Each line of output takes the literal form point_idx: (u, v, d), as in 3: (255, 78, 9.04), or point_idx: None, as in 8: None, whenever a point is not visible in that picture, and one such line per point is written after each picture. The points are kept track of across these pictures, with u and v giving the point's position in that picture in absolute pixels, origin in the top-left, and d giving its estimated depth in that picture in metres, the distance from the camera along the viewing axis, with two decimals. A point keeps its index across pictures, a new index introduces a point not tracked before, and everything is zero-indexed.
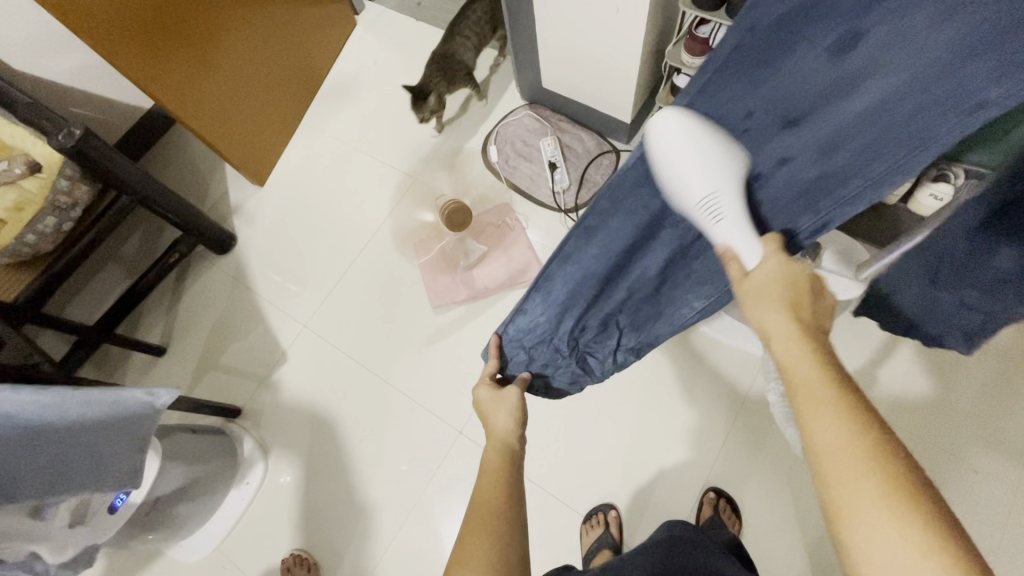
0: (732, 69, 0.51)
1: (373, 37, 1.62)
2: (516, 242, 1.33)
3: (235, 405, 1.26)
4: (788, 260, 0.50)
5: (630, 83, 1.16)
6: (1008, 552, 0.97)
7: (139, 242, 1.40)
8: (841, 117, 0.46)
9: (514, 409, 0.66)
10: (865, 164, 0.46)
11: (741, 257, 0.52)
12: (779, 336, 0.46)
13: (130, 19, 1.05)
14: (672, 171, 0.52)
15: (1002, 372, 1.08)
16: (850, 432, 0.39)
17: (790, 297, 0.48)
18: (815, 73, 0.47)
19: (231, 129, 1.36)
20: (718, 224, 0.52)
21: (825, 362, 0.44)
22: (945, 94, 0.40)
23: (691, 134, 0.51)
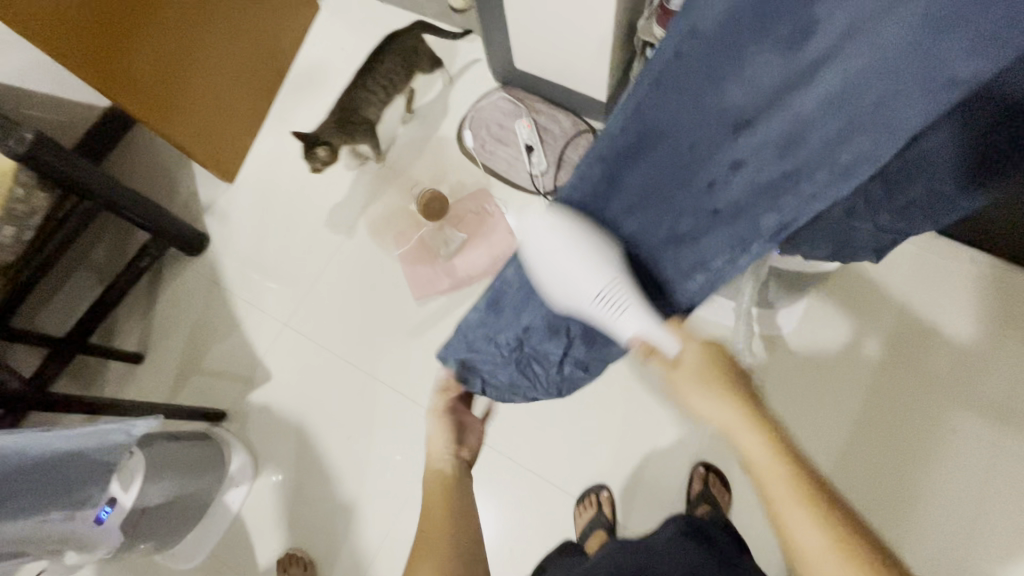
0: (669, 85, 0.50)
1: (338, 21, 1.57)
2: (497, 228, 1.31)
3: (219, 409, 1.25)
4: (703, 341, 0.58)
5: (604, 60, 1.13)
6: (985, 506, 1.01)
7: (107, 247, 1.35)
8: (803, 110, 0.47)
9: (450, 447, 0.69)
10: (828, 156, 0.48)
11: (662, 347, 0.56)
12: (735, 426, 0.54)
13: (80, 16, 1.01)
14: (562, 274, 0.54)
15: (977, 333, 1.10)
16: (818, 520, 0.49)
17: (726, 379, 0.56)
18: (768, 69, 0.46)
19: (197, 127, 1.32)
20: (623, 314, 0.55)
21: (776, 441, 0.53)
22: (917, 70, 0.42)
23: (563, 236, 0.54)
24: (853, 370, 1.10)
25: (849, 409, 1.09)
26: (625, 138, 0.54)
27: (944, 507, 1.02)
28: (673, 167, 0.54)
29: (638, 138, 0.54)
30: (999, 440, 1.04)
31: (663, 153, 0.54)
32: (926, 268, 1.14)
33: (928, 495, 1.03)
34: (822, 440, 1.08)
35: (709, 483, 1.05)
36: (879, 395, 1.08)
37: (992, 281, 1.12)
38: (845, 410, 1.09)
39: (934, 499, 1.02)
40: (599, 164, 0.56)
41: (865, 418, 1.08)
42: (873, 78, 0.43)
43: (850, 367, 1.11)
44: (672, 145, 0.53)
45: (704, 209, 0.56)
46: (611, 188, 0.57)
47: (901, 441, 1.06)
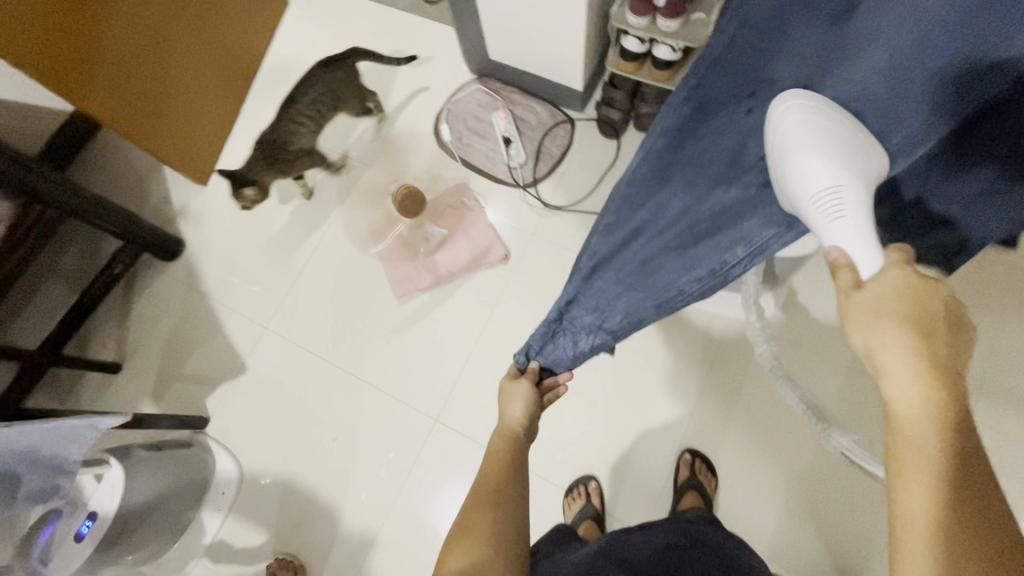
0: (721, 67, 0.66)
1: (308, 17, 1.54)
2: (477, 222, 1.30)
3: (201, 417, 1.23)
4: (915, 279, 0.46)
5: (578, 50, 1.12)
6: None
7: (78, 256, 1.32)
8: (860, 84, 0.56)
9: (529, 401, 0.70)
10: (882, 133, 0.54)
11: (854, 265, 0.50)
12: (895, 364, 0.43)
13: (40, 21, 0.97)
14: (799, 164, 0.55)
15: None
16: (954, 508, 0.38)
17: (920, 320, 0.44)
18: (818, 45, 0.59)
19: (166, 130, 1.29)
20: (836, 221, 0.52)
21: (946, 409, 0.41)
22: (954, 44, 0.51)
23: (818, 123, 0.54)
24: (834, 351, 1.11)
25: (831, 390, 1.10)
26: (686, 108, 0.67)
27: None
28: (741, 137, 0.63)
29: (695, 110, 0.67)
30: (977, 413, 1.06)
31: (724, 121, 0.65)
32: None
33: None
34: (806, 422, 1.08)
35: (695, 470, 1.06)
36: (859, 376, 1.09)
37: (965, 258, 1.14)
38: (827, 391, 1.10)
39: None
40: (660, 139, 0.69)
41: (847, 398, 1.09)
42: (916, 55, 0.52)
43: (831, 349, 1.12)
44: (733, 115, 0.64)
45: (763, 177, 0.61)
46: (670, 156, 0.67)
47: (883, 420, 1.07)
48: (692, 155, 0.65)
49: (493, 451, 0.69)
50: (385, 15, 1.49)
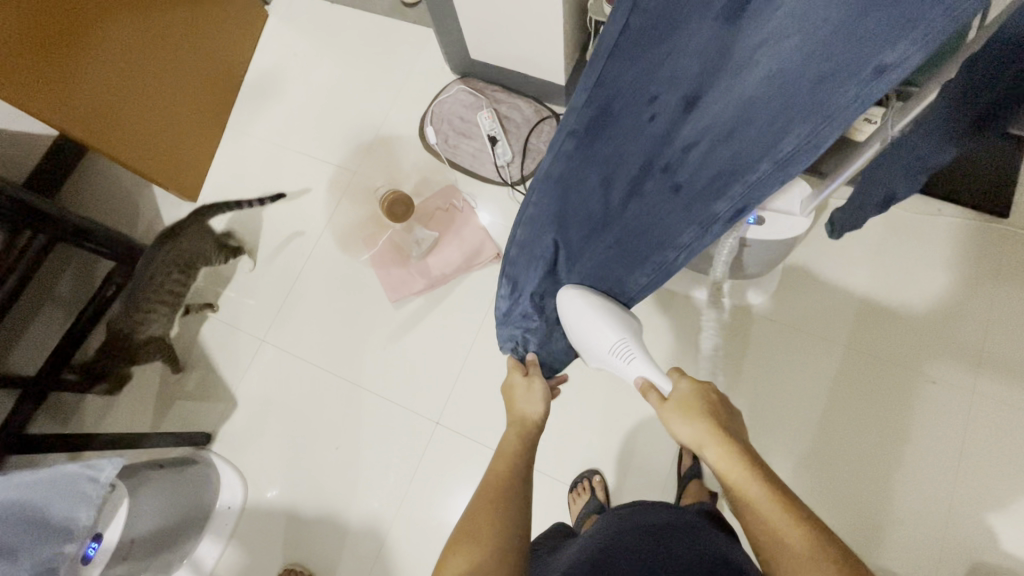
0: (624, 51, 0.51)
1: (289, 28, 1.53)
2: (467, 222, 1.30)
3: (203, 433, 1.23)
4: (698, 384, 0.59)
5: (559, 45, 1.12)
6: (968, 451, 1.02)
7: (73, 280, 1.33)
8: (743, 98, 0.50)
9: (543, 400, 0.71)
10: (774, 143, 0.50)
11: (656, 387, 0.62)
12: (706, 444, 0.54)
13: (19, 51, 0.97)
14: (584, 327, 0.68)
15: (951, 281, 1.11)
16: (790, 518, 0.46)
17: (707, 411, 0.56)
18: (713, 45, 0.49)
19: (156, 149, 1.29)
20: (632, 361, 0.66)
21: (749, 460, 0.51)
22: (842, 55, 0.43)
23: (585, 301, 0.69)
24: (831, 330, 1.11)
25: (830, 369, 1.09)
26: (591, 109, 0.55)
27: (932, 460, 1.03)
28: (642, 144, 0.58)
29: (598, 114, 0.56)
30: (978, 384, 1.05)
31: (627, 129, 0.57)
32: (893, 223, 1.15)
33: (916, 447, 1.04)
34: (807, 404, 1.08)
35: (699, 457, 1.06)
36: (857, 354, 1.09)
37: (959, 231, 1.13)
38: (826, 370, 1.09)
39: (920, 451, 1.04)
40: (570, 138, 0.57)
41: (846, 375, 1.09)
42: (810, 62, 0.45)
43: (827, 326, 1.12)
44: (633, 122, 0.57)
45: (669, 182, 0.60)
46: (584, 160, 0.60)
47: (882, 396, 1.07)
48: (598, 161, 0.60)
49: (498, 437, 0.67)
50: (364, 20, 1.49)
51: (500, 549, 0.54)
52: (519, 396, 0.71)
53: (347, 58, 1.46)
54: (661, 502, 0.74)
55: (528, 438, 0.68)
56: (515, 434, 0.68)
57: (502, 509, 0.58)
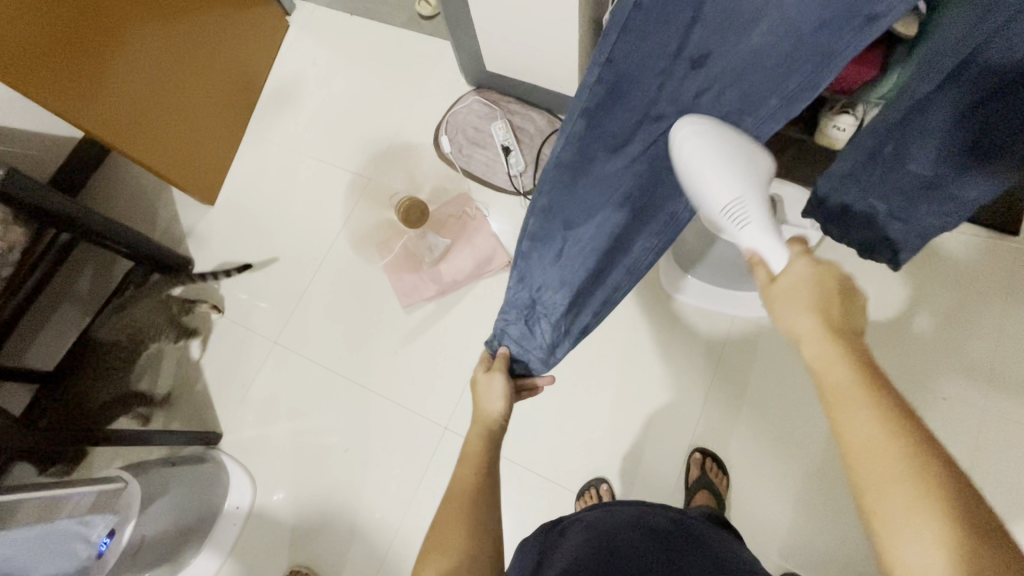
0: (634, 28, 0.50)
1: (309, 37, 1.57)
2: (479, 230, 1.31)
3: (214, 432, 1.25)
4: (822, 264, 0.48)
5: (575, 59, 1.14)
6: (978, 469, 1.02)
7: (91, 279, 1.37)
8: (751, 47, 0.52)
9: (502, 395, 0.69)
10: (779, 83, 0.54)
11: (768, 261, 0.53)
12: (811, 337, 0.45)
13: (59, 60, 1.03)
14: (703, 175, 0.56)
15: (960, 298, 1.11)
16: (894, 432, 0.38)
17: (822, 299, 0.47)
18: (724, 8, 0.50)
19: (181, 153, 1.33)
20: (745, 227, 0.56)
21: (861, 366, 0.42)
22: (839, 9, 0.47)
23: (720, 137, 0.56)
24: None
25: None
26: (603, 87, 0.54)
27: None
28: (648, 109, 0.57)
29: (610, 92, 0.54)
30: (989, 403, 1.05)
31: (639, 97, 0.56)
32: None
33: None
34: (815, 419, 1.08)
35: (706, 469, 1.06)
36: None
37: (971, 249, 1.13)
38: None
39: None
40: (581, 119, 0.56)
41: None
42: (811, 12, 0.48)
43: None
44: (643, 91, 0.56)
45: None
46: (597, 139, 0.58)
47: None
48: (608, 137, 0.58)
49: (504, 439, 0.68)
50: (383, 32, 1.52)
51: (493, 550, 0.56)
52: (481, 392, 0.71)
53: (365, 68, 1.49)
54: (667, 504, 0.75)
55: (493, 435, 0.67)
56: (480, 433, 0.66)
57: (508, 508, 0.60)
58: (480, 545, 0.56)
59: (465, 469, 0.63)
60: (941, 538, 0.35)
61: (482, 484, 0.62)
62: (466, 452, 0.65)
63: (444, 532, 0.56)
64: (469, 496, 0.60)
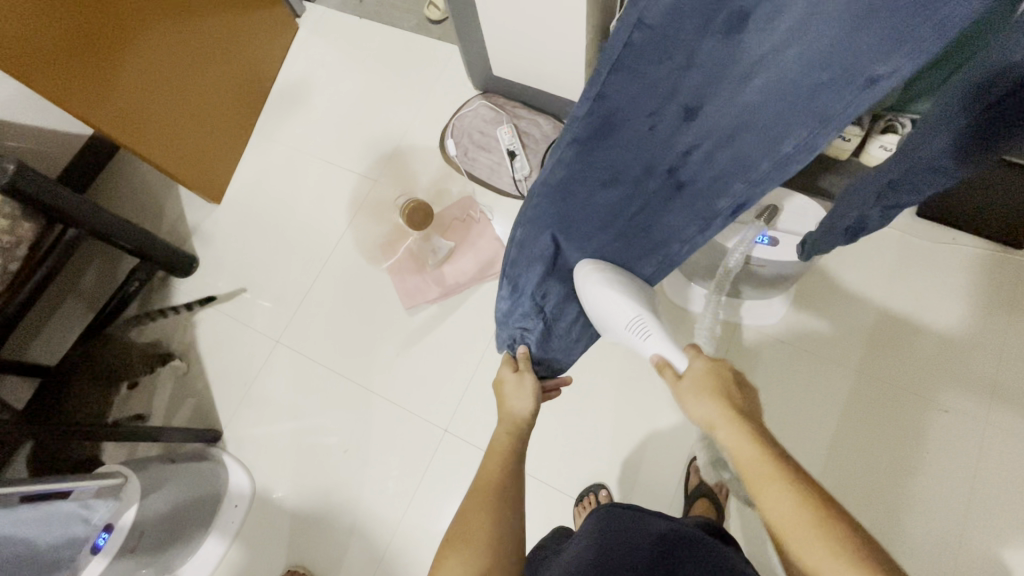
0: (626, 66, 0.50)
1: (319, 39, 1.58)
2: (483, 234, 1.32)
3: (215, 429, 1.25)
4: (712, 363, 0.58)
5: (582, 64, 1.15)
6: (979, 483, 1.01)
7: (96, 275, 1.38)
8: (746, 102, 0.51)
9: (532, 395, 0.71)
10: (772, 145, 0.53)
11: (672, 362, 0.62)
12: (722, 424, 0.52)
13: (74, 59, 1.04)
14: (600, 308, 0.67)
15: (964, 310, 1.11)
16: (797, 501, 0.45)
17: (720, 389, 0.55)
18: (716, 56, 0.47)
19: (188, 153, 1.34)
20: (648, 338, 0.65)
21: (764, 441, 0.49)
22: (839, 71, 0.44)
23: (605, 280, 0.68)
24: (842, 353, 1.11)
25: (840, 393, 1.09)
26: (592, 121, 0.54)
27: (943, 491, 1.02)
28: (640, 149, 0.58)
29: (601, 126, 0.54)
30: (991, 415, 1.04)
31: (627, 138, 0.56)
32: (906, 250, 1.16)
33: (925, 478, 1.03)
34: (815, 427, 1.08)
35: (706, 476, 1.05)
36: (869, 382, 1.09)
37: (974, 261, 1.13)
38: (836, 395, 1.09)
39: (930, 482, 1.02)
40: (570, 147, 0.56)
41: (858, 400, 1.08)
42: (809, 72, 0.45)
43: (837, 350, 1.12)
44: (634, 130, 0.56)
45: (672, 180, 0.61)
46: (583, 172, 0.59)
47: (892, 424, 1.06)
48: (598, 172, 0.60)
49: (502, 442, 0.68)
50: (391, 35, 1.53)
51: (486, 552, 0.56)
52: (508, 394, 0.71)
53: (373, 70, 1.51)
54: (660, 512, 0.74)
55: (519, 434, 0.69)
56: (509, 431, 0.68)
57: (506, 510, 0.60)
58: (501, 545, 0.57)
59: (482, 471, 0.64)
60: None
61: (479, 486, 0.62)
62: (492, 448, 0.67)
63: (454, 532, 0.57)
64: (490, 492, 0.61)
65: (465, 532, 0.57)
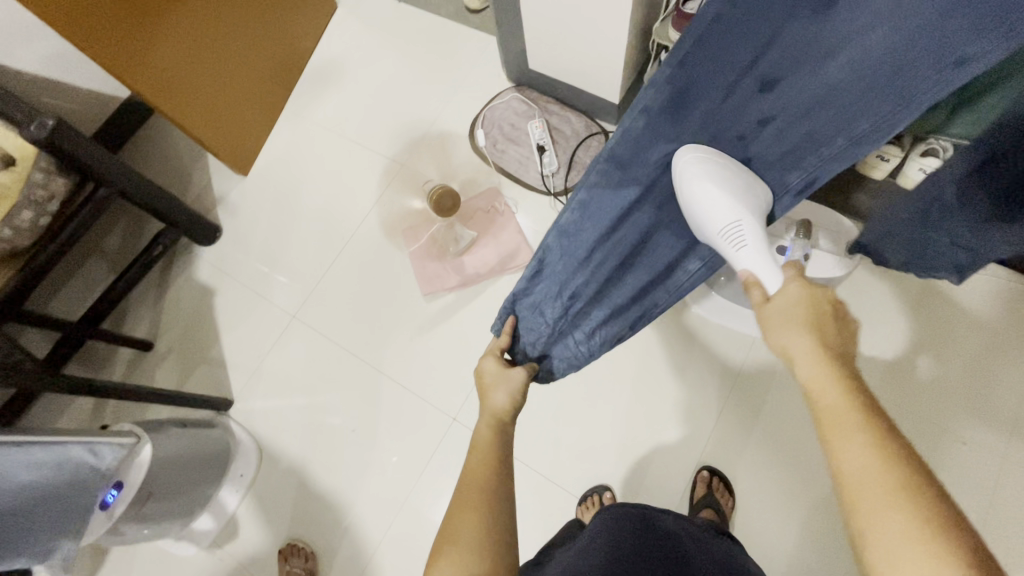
0: (710, 39, 0.69)
1: (356, 20, 1.58)
2: (507, 226, 1.32)
3: (226, 398, 1.26)
4: (810, 286, 0.55)
5: (620, 64, 1.14)
6: (990, 518, 1.00)
7: (121, 236, 1.39)
8: (827, 79, 0.64)
9: (515, 389, 0.67)
10: (850, 123, 0.62)
11: (764, 282, 0.59)
12: (805, 357, 0.50)
13: (115, 17, 1.05)
14: (704, 201, 0.67)
15: (989, 343, 1.09)
16: (876, 457, 0.42)
17: (816, 325, 0.52)
18: (802, 36, 0.64)
19: (219, 122, 1.35)
20: (742, 249, 0.64)
21: (851, 388, 0.47)
22: (927, 50, 0.55)
23: (716, 178, 0.67)
24: (863, 379, 1.10)
25: None
26: (669, 87, 0.71)
27: None
28: (713, 122, 0.71)
29: (676, 94, 0.71)
30: (1010, 452, 1.02)
31: (703, 104, 0.71)
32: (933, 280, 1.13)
33: None
34: None
35: (713, 488, 1.05)
36: (884, 410, 1.08)
37: (1003, 293, 1.11)
38: None
39: None
40: (655, 104, 0.72)
41: None
42: (891, 53, 0.58)
43: (860, 378, 1.10)
44: (710, 102, 0.71)
45: (741, 152, 0.71)
46: (663, 125, 0.73)
47: None
48: (667, 139, 0.73)
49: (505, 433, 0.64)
50: (429, 21, 1.53)
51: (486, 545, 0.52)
52: (490, 387, 0.68)
53: (409, 55, 1.50)
54: (675, 512, 0.76)
55: (502, 428, 0.64)
56: (490, 424, 0.64)
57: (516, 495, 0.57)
58: (496, 542, 0.53)
59: (474, 461, 0.60)
60: (933, 538, 0.37)
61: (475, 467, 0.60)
62: (476, 446, 0.62)
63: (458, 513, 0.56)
64: (483, 487, 0.57)
65: (454, 531, 0.53)
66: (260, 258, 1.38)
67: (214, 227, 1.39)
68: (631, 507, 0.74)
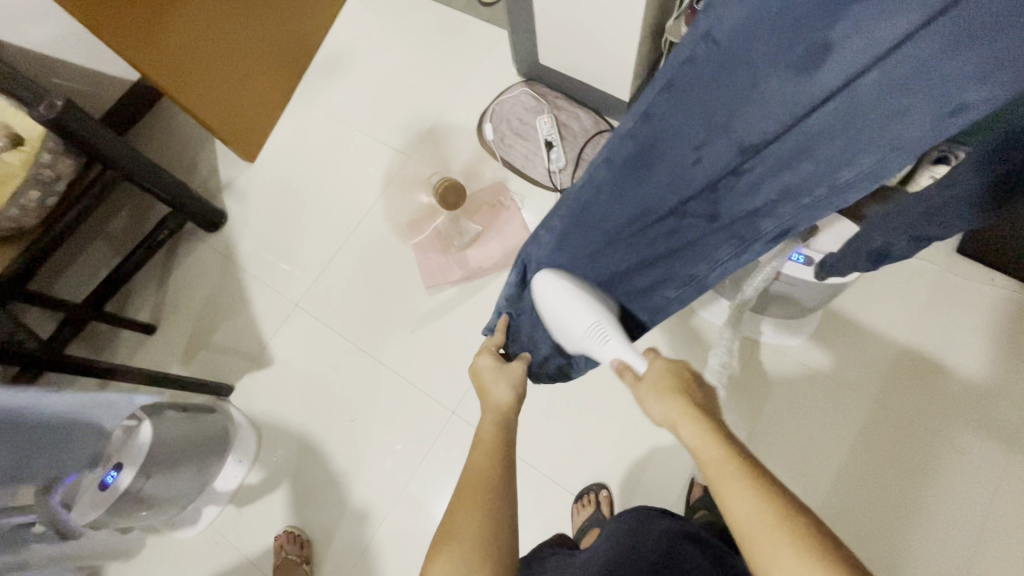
0: (682, 84, 0.50)
1: (367, 9, 1.57)
2: (512, 222, 1.31)
3: (227, 384, 1.26)
4: (672, 363, 0.58)
5: (631, 62, 1.13)
6: (987, 530, 0.99)
7: (127, 219, 1.39)
8: (807, 134, 0.46)
9: (514, 383, 0.68)
10: (830, 171, 0.47)
11: (632, 366, 0.63)
12: (683, 420, 0.51)
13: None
14: (563, 310, 0.67)
15: (993, 355, 1.08)
16: (759, 504, 0.43)
17: (682, 389, 0.54)
18: (783, 89, 0.45)
19: (226, 108, 1.34)
20: (607, 342, 0.66)
21: (728, 441, 0.48)
22: (925, 96, 0.39)
23: (565, 284, 0.68)
24: (864, 386, 1.10)
25: (857, 423, 1.08)
26: (635, 142, 0.55)
27: (948, 534, 1.00)
28: (679, 179, 0.56)
29: (642, 148, 0.55)
30: (1010, 465, 1.02)
31: (669, 165, 0.55)
32: (938, 289, 1.13)
33: (931, 521, 1.01)
34: (827, 454, 1.07)
35: (709, 489, 1.05)
36: (884, 418, 1.07)
37: (1009, 304, 1.10)
38: (853, 424, 1.08)
39: (938, 525, 1.01)
40: (608, 166, 0.58)
41: (872, 433, 1.07)
42: (886, 99, 0.41)
43: (862, 386, 1.10)
44: (678, 157, 0.54)
45: (707, 209, 0.58)
46: (624, 187, 0.59)
47: (906, 463, 1.05)
48: (634, 199, 0.59)
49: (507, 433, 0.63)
50: (440, 12, 1.52)
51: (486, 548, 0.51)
52: (488, 384, 0.68)
53: (419, 45, 1.50)
54: (671, 515, 0.75)
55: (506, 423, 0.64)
56: (495, 424, 0.63)
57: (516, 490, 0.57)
58: (495, 541, 0.52)
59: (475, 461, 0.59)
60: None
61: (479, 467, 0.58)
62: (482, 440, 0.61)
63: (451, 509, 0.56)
64: (492, 484, 0.56)
65: (458, 526, 0.52)
66: (264, 246, 1.38)
67: (220, 214, 1.39)
68: (631, 513, 0.75)
